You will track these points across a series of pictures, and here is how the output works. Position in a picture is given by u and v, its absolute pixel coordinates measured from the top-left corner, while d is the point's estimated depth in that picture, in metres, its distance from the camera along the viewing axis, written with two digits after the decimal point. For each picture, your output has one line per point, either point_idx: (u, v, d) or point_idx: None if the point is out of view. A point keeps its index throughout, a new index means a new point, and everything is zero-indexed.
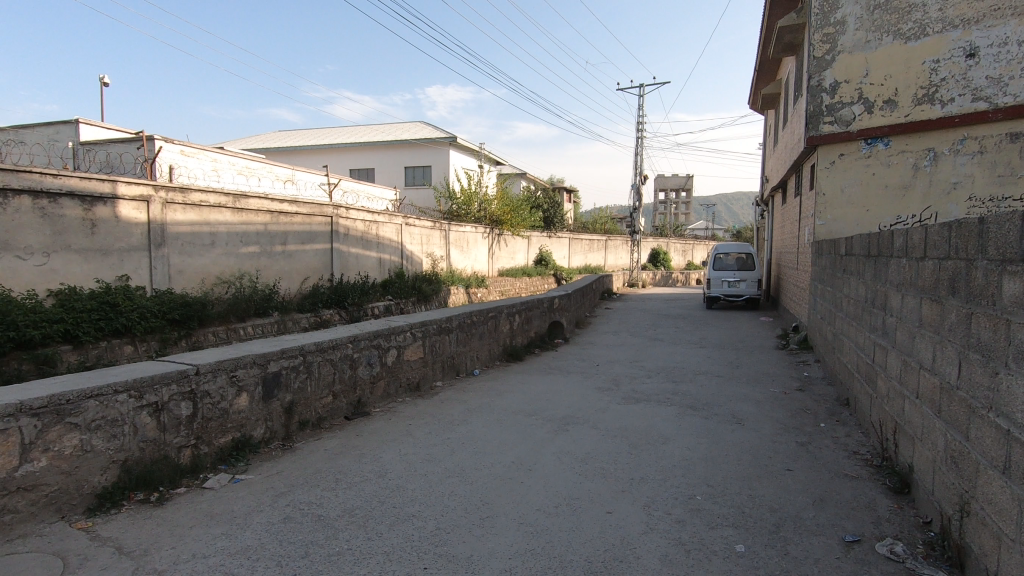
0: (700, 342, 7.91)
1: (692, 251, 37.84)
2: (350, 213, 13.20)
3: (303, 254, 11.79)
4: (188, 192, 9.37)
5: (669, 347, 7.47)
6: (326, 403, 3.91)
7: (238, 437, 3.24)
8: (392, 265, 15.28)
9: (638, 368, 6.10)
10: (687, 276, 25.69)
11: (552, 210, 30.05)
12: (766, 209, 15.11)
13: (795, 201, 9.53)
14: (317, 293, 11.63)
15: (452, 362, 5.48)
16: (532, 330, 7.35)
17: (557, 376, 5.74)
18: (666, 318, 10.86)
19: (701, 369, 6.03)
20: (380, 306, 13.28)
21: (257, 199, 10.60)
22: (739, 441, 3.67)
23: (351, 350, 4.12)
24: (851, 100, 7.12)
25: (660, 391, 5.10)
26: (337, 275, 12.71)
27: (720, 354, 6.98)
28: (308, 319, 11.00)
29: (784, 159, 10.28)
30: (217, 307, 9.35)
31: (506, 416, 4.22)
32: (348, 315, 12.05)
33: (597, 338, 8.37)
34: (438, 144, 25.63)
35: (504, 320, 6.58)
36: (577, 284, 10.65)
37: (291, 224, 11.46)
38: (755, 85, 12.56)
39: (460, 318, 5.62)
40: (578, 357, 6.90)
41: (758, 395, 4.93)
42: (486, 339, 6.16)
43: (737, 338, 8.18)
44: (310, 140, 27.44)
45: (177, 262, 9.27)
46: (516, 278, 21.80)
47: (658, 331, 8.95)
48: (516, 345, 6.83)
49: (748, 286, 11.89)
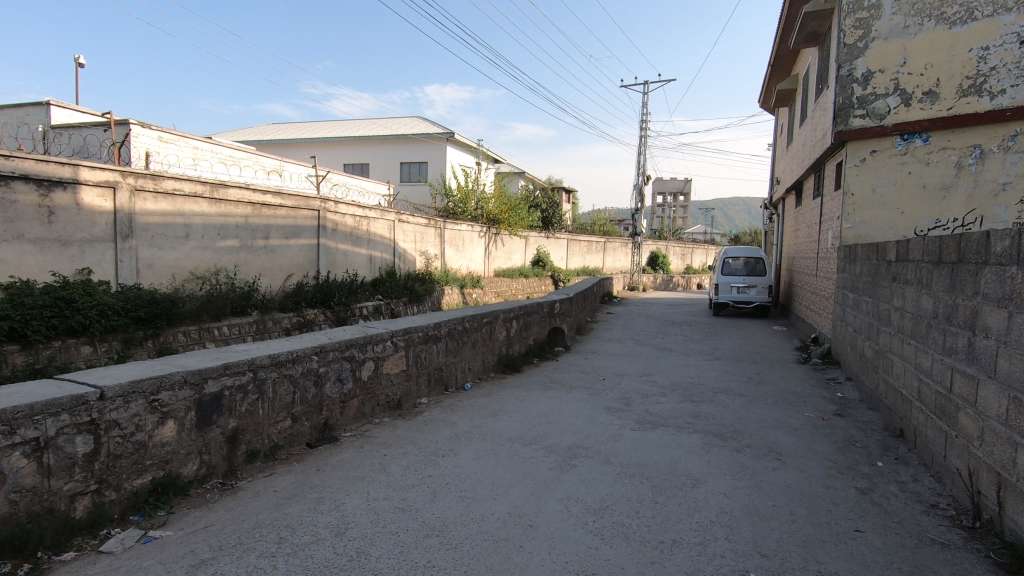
0: (712, 353, 7.25)
1: (691, 255, 37.24)
2: (339, 207, 12.51)
3: (288, 249, 11.08)
4: (160, 179, 8.66)
5: (680, 358, 6.82)
6: (283, 428, 3.23)
7: (160, 477, 2.55)
8: (383, 263, 14.58)
9: (649, 384, 5.44)
10: (688, 281, 25.05)
11: (551, 210, 29.39)
12: (775, 212, 14.48)
13: (814, 203, 8.90)
14: (301, 291, 10.93)
15: (440, 374, 4.80)
16: (530, 337, 6.68)
17: (558, 392, 5.07)
18: (672, 325, 10.21)
19: (719, 386, 5.39)
20: (369, 306, 12.57)
21: (237, 188, 9.90)
22: (784, 486, 3.00)
23: (316, 363, 3.44)
24: (885, 92, 6.49)
25: (677, 413, 4.44)
26: (324, 273, 12.00)
27: (737, 368, 6.33)
28: (290, 319, 10.30)
29: (802, 158, 9.65)
30: (189, 304, 8.65)
31: (500, 444, 3.54)
32: (334, 315, 11.34)
33: (600, 346, 7.72)
34: (435, 139, 24.93)
35: (500, 327, 5.90)
36: (577, 287, 9.99)
37: (274, 217, 10.76)
38: (769, 80, 11.94)
39: (451, 325, 4.94)
40: (580, 368, 6.24)
41: (791, 420, 4.28)
42: (480, 349, 5.48)
43: (752, 350, 7.53)
44: (302, 133, 26.68)
45: (146, 255, 8.55)
46: (512, 279, 21.12)
47: (665, 340, 8.30)
48: (512, 354, 6.16)
49: (759, 292, 11.23)
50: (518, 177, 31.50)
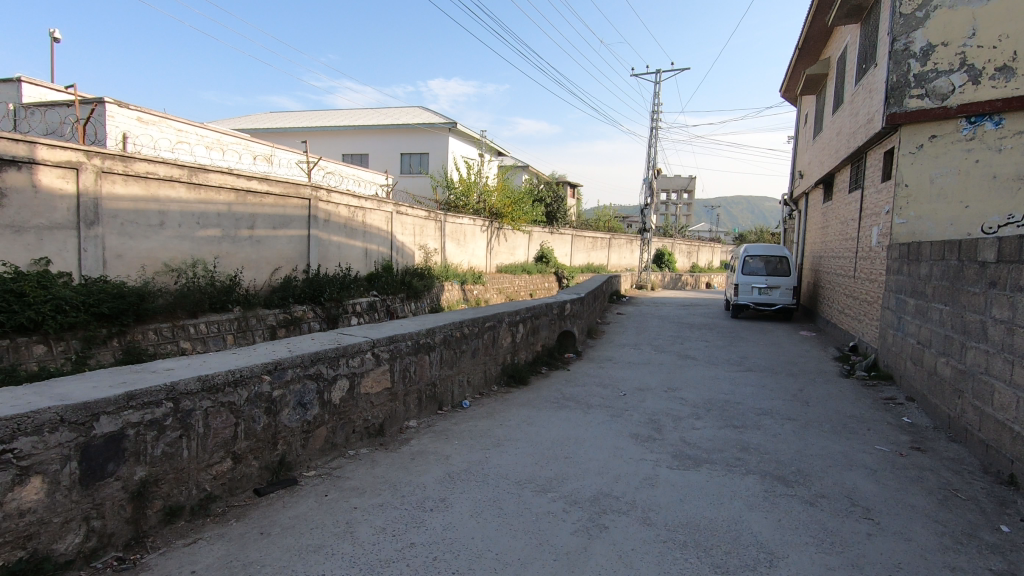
0: (740, 362, 6.46)
1: (697, 254, 36.39)
2: (331, 196, 11.69)
3: (275, 240, 10.27)
4: (131, 160, 7.86)
5: (707, 369, 6.03)
6: (220, 472, 2.44)
7: (18, 561, 1.76)
8: (379, 257, 13.77)
9: (678, 403, 4.65)
10: (697, 280, 24.18)
11: (555, 204, 28.54)
12: (795, 208, 13.64)
13: (851, 197, 8.07)
14: (288, 286, 10.15)
15: (433, 391, 4.01)
16: (538, 343, 5.89)
17: (573, 412, 4.28)
18: (690, 328, 9.40)
19: (760, 406, 4.60)
20: (363, 303, 11.78)
21: (219, 173, 9.10)
22: (892, 567, 2.20)
23: (268, 387, 2.65)
24: (949, 68, 5.66)
25: (720, 444, 3.65)
26: (314, 267, 11.21)
27: (774, 383, 5.53)
28: (276, 316, 9.52)
29: (836, 147, 8.81)
30: (161, 299, 7.90)
31: (506, 492, 2.75)
32: (325, 313, 10.57)
33: (615, 353, 6.93)
34: (437, 130, 24.07)
35: (505, 332, 5.12)
36: (587, 287, 9.20)
37: (260, 206, 9.95)
38: (798, 62, 11.06)
39: (446, 331, 4.15)
40: (595, 379, 5.47)
41: (862, 455, 3.49)
42: (481, 358, 4.69)
43: (785, 359, 6.73)
44: (300, 122, 25.82)
45: (114, 245, 7.75)
46: (515, 275, 20.33)
47: (686, 346, 7.50)
48: (518, 363, 5.37)
49: (782, 294, 10.42)
50: (522, 171, 30.64)
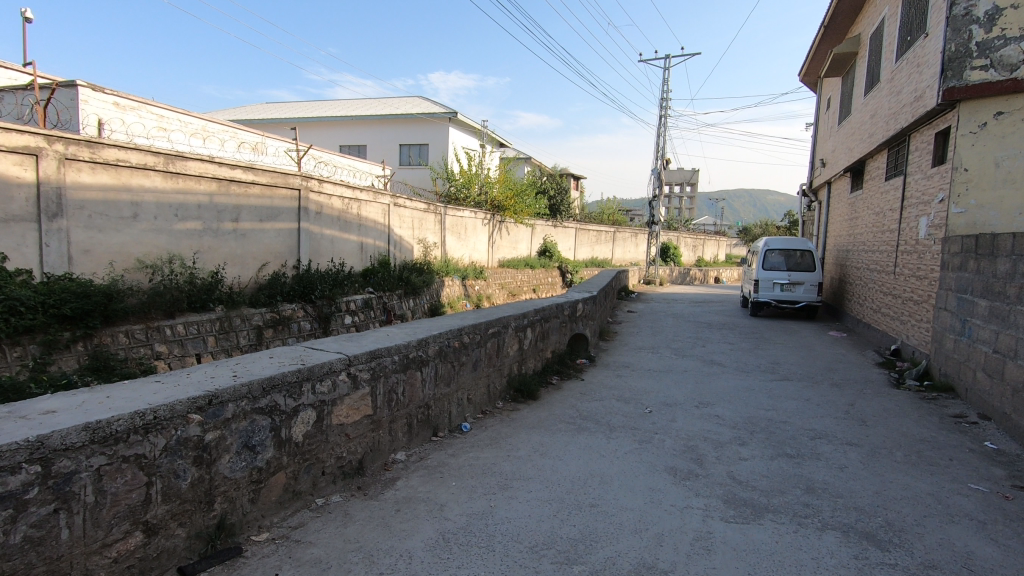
0: (773, 370, 5.78)
1: (703, 247, 35.66)
2: (323, 187, 10.99)
3: (261, 234, 9.58)
4: (98, 146, 7.16)
5: (738, 379, 5.34)
6: (124, 552, 1.76)
7: None
8: (375, 251, 13.08)
9: (714, 423, 3.98)
10: (705, 275, 23.42)
11: (558, 197, 27.83)
12: (814, 200, 12.91)
13: (890, 185, 7.34)
14: (276, 283, 9.48)
15: (426, 414, 3.33)
16: (548, 350, 5.21)
17: (593, 437, 3.60)
18: (708, 328, 8.71)
19: (810, 427, 3.92)
20: (358, 301, 11.10)
21: (198, 161, 8.40)
22: None
23: (199, 429, 1.97)
24: (1020, 35, 4.91)
25: (778, 483, 2.97)
26: (305, 262, 10.53)
27: (817, 395, 4.86)
28: (262, 316, 8.87)
29: (870, 130, 8.07)
30: (133, 299, 7.25)
31: (519, 566, 2.07)
32: (316, 311, 9.90)
33: (632, 358, 6.25)
34: (437, 120, 23.31)
35: (511, 340, 4.44)
36: (597, 284, 8.51)
37: (245, 197, 9.26)
38: (823, 40, 10.28)
39: (441, 341, 3.47)
40: (614, 391, 4.81)
41: (958, 499, 2.81)
42: (483, 371, 4.01)
43: (821, 365, 6.05)
44: (295, 113, 25.03)
45: (81, 239, 7.06)
46: (518, 270, 19.66)
47: (709, 350, 6.82)
48: (526, 374, 4.69)
49: (806, 291, 9.66)
50: (524, 163, 29.84)
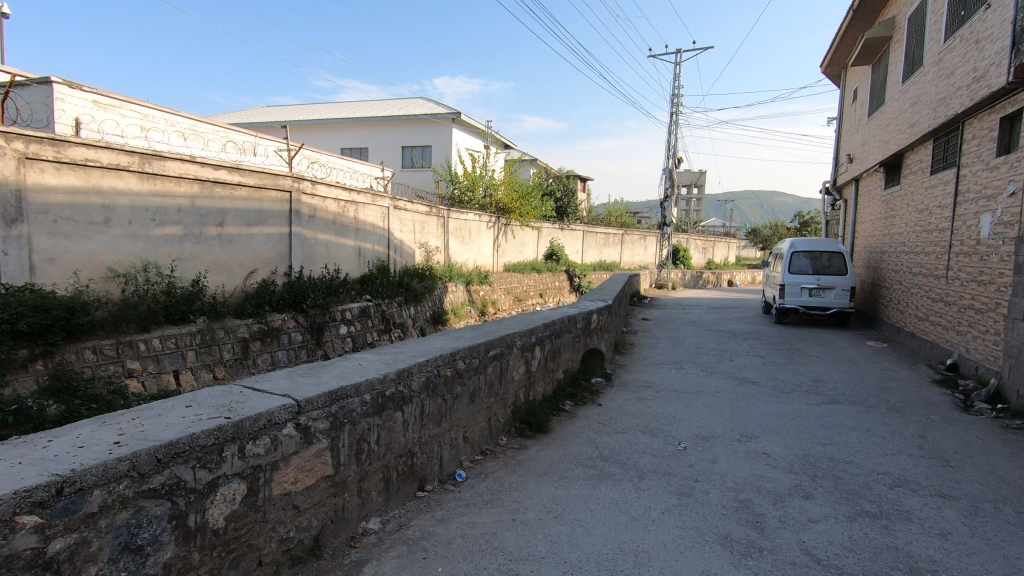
0: (817, 390, 5.04)
1: (712, 249, 34.79)
2: (317, 189, 10.35)
3: (249, 239, 8.94)
4: (64, 145, 6.54)
5: (780, 403, 4.60)
6: None
7: None
8: (374, 256, 12.43)
9: (765, 465, 3.26)
10: (718, 278, 22.57)
11: (565, 199, 27.13)
12: (839, 198, 12.14)
13: (939, 179, 6.60)
14: (265, 292, 8.84)
15: (409, 465, 2.63)
16: (559, 370, 4.52)
17: (620, 487, 2.90)
18: (732, 338, 7.98)
19: (884, 471, 3.19)
20: (354, 309, 10.41)
21: (178, 161, 7.77)
22: None
23: (37, 537, 1.30)
24: None
25: (870, 560, 2.25)
26: (298, 268, 9.89)
27: (877, 423, 4.13)
28: (249, 327, 8.22)
29: (912, 120, 7.35)
30: (101, 312, 6.61)
31: None
32: (308, 321, 9.24)
33: (654, 377, 5.52)
34: (440, 121, 22.69)
35: (516, 362, 3.75)
36: (611, 291, 7.81)
37: (231, 200, 8.64)
38: (852, 26, 9.56)
39: (429, 370, 2.80)
40: (638, 420, 4.09)
41: None
42: (483, 402, 3.32)
43: (871, 383, 5.29)
44: (296, 116, 24.49)
45: (46, 246, 6.43)
46: (524, 275, 18.94)
47: (739, 365, 6.10)
48: (534, 401, 3.99)
49: (838, 296, 8.86)
50: (530, 164, 29.16)
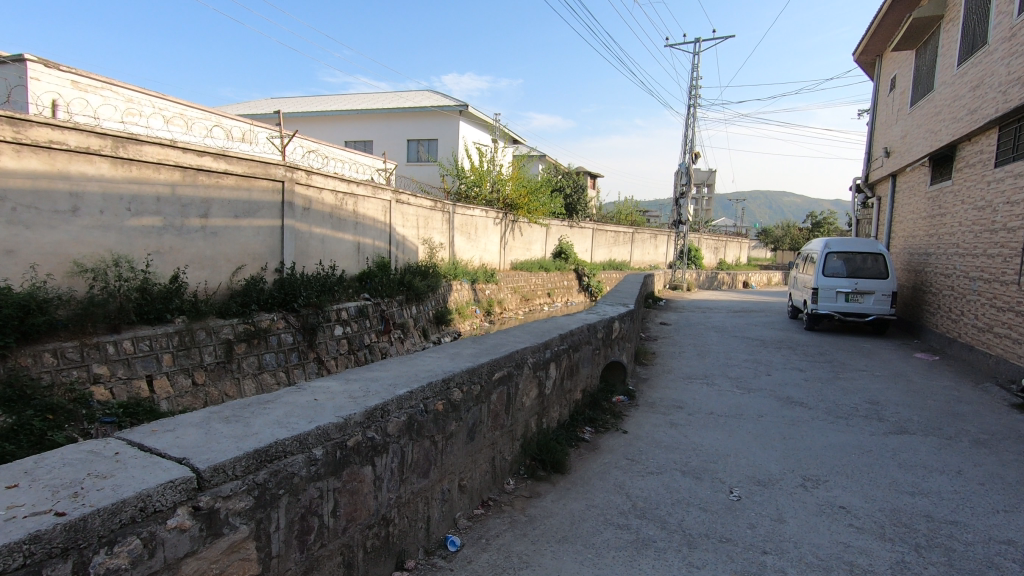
0: (878, 415, 4.29)
1: (724, 249, 33.92)
2: (312, 179, 9.67)
3: (236, 232, 8.27)
4: (26, 125, 5.87)
5: (840, 432, 3.87)
6: None
7: None
8: (374, 252, 11.75)
9: (847, 528, 2.53)
10: (734, 279, 21.71)
11: (575, 196, 26.36)
12: (872, 195, 11.32)
13: (1008, 171, 5.81)
14: (252, 289, 8.16)
15: (381, 537, 1.92)
16: (576, 390, 3.80)
17: (666, 563, 2.18)
18: (763, 347, 7.24)
19: (1006, 539, 2.45)
20: (351, 308, 9.71)
21: (157, 145, 7.11)
22: None
23: None
24: None
25: None
26: (290, 264, 9.20)
27: (967, 462, 3.38)
28: (233, 328, 7.56)
29: (972, 107, 6.55)
30: (64, 311, 5.96)
31: None
32: (299, 321, 8.56)
33: (684, 394, 4.79)
34: (447, 113, 21.96)
35: (527, 385, 3.04)
36: (630, 294, 7.08)
37: (217, 189, 7.96)
38: (895, 5, 8.76)
39: (413, 406, 2.09)
40: (674, 454, 3.36)
41: None
42: (485, 439, 2.61)
43: (939, 406, 4.54)
44: (300, 108, 23.82)
45: (3, 237, 5.76)
46: (531, 273, 18.22)
47: (778, 380, 5.37)
48: (547, 431, 3.28)
49: (877, 301, 8.10)
50: (538, 160, 28.39)
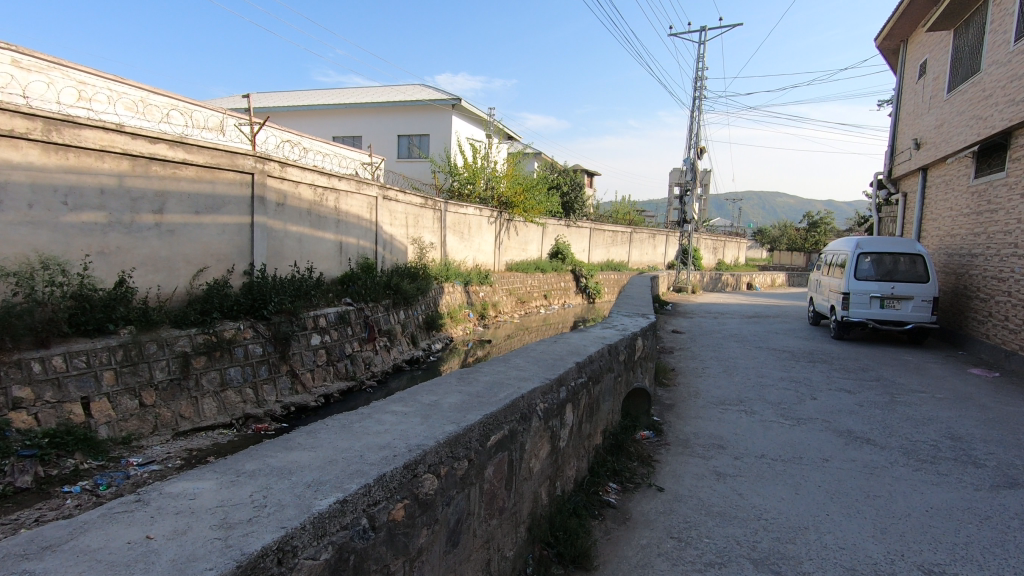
0: (971, 458, 3.42)
1: (723, 250, 33.09)
2: (287, 172, 8.73)
3: (197, 229, 7.33)
4: None
5: (936, 488, 3.00)
6: None
7: None
8: (358, 253, 10.81)
9: None
10: (738, 281, 20.84)
11: (572, 194, 25.51)
12: (896, 191, 10.49)
13: None
14: (214, 295, 7.21)
15: None
16: (595, 434, 2.91)
17: None
18: (794, 360, 6.41)
19: None
20: (330, 315, 8.76)
21: (99, 129, 6.14)
22: None
23: None
24: None
25: None
26: (261, 266, 8.26)
27: None
28: (191, 339, 6.62)
29: None
30: None
31: None
32: (270, 330, 7.64)
33: (721, 428, 3.92)
34: (439, 107, 21.02)
35: (534, 443, 2.14)
36: (645, 301, 6.22)
37: (175, 180, 7.01)
38: None
39: (345, 529, 1.18)
40: (735, 530, 2.48)
41: None
42: (474, 540, 1.71)
43: None
44: (287, 101, 22.86)
45: None
46: (527, 274, 17.36)
47: (828, 406, 4.51)
48: (561, 501, 2.38)
49: (916, 308, 7.25)
50: (533, 157, 27.51)
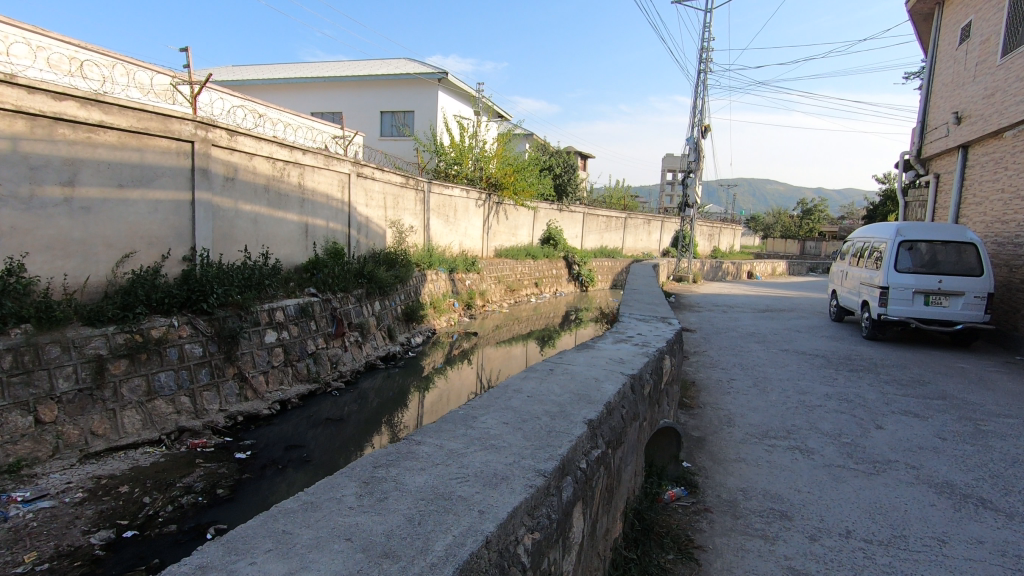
0: None
1: (718, 236, 32.14)
2: (238, 140, 7.41)
3: (121, 206, 5.79)
4: None
5: None
6: None
7: None
8: (326, 236, 9.59)
9: None
10: (738, 269, 19.83)
11: (565, 177, 24.35)
12: (927, 173, 9.45)
13: None
14: (141, 285, 5.72)
15: None
16: (611, 530, 1.81)
17: None
18: (830, 367, 5.39)
19: None
20: (289, 308, 7.49)
21: None
22: None
23: None
24: None
25: None
26: (202, 251, 6.74)
27: None
28: (108, 340, 5.16)
29: None
30: None
31: None
32: (213, 327, 6.25)
33: (777, 479, 2.86)
34: (425, 82, 19.63)
35: None
36: (657, 299, 5.15)
37: (91, 149, 5.44)
38: None
39: None
40: None
41: None
42: None
43: None
44: (262, 74, 21.36)
45: None
46: (517, 261, 16.27)
47: (901, 440, 3.47)
48: None
49: (966, 306, 6.24)
50: (524, 138, 26.28)
